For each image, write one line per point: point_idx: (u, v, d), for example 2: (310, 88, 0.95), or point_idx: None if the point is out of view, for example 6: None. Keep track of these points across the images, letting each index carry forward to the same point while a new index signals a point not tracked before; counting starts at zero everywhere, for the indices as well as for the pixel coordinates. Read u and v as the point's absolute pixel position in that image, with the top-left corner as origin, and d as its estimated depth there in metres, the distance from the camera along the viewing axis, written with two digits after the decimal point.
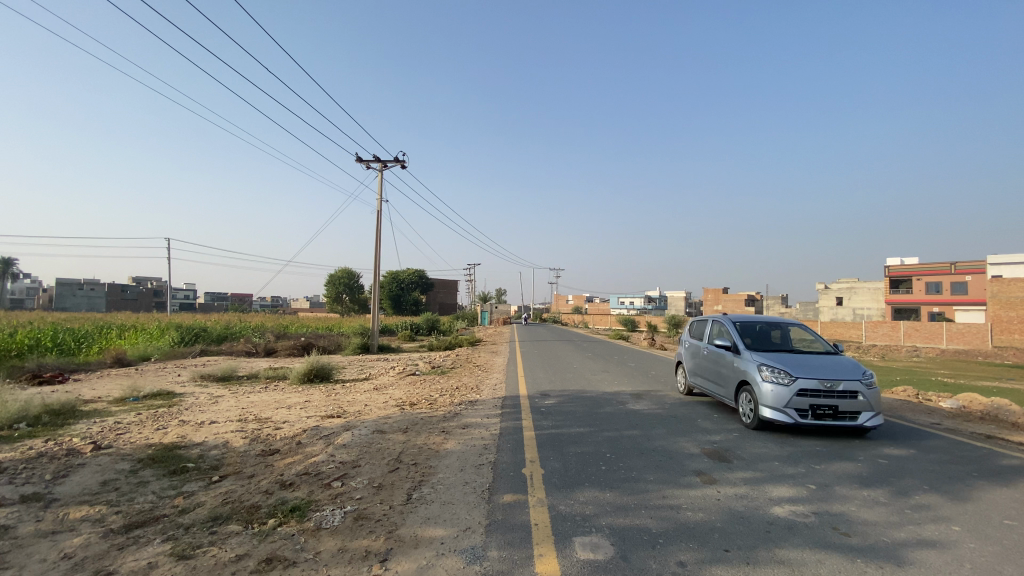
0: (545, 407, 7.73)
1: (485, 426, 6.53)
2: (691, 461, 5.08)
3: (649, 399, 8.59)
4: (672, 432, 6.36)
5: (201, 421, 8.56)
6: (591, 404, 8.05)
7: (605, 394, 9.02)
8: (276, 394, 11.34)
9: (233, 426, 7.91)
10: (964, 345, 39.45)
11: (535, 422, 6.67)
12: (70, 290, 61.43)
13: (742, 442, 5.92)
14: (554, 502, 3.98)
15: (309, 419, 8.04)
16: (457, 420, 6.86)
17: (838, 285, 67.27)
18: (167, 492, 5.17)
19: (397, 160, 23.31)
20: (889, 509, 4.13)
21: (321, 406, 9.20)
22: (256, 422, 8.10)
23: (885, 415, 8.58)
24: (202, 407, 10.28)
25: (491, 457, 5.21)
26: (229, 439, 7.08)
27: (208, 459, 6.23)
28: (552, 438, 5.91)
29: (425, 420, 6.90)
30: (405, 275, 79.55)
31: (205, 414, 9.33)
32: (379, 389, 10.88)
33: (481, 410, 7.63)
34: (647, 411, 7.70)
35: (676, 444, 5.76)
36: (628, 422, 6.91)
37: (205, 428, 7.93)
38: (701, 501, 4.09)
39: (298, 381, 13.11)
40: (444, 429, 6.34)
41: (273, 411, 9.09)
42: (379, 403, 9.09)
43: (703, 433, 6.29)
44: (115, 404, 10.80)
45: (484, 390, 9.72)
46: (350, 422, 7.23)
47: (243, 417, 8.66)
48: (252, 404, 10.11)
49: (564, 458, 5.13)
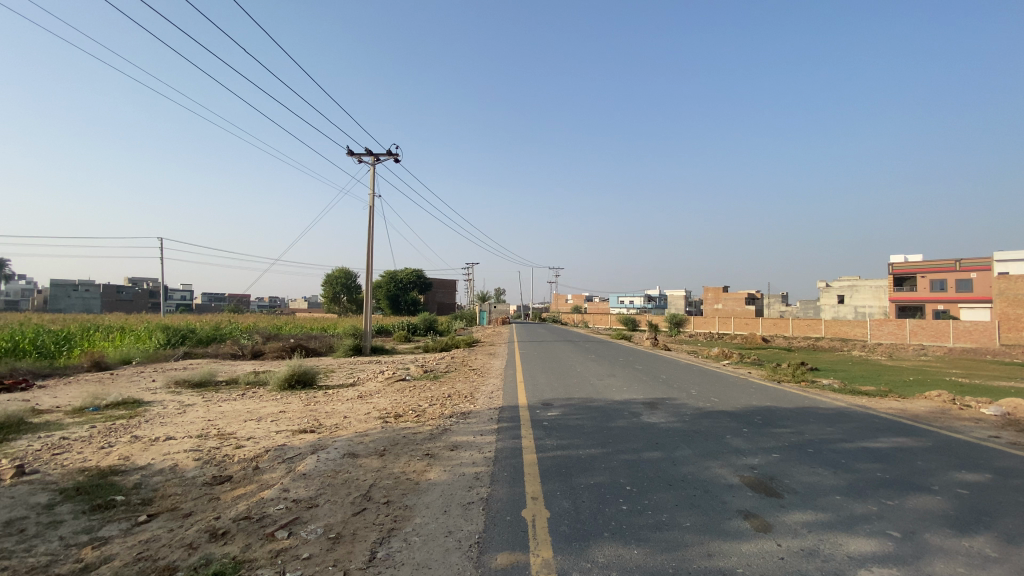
0: (547, 422, 6.66)
1: (477, 447, 5.49)
2: (733, 497, 4.07)
3: (664, 409, 7.61)
4: (700, 452, 5.37)
5: (154, 437, 7.48)
6: (600, 416, 7.02)
7: (614, 404, 7.98)
8: (251, 402, 10.27)
9: (190, 444, 6.86)
10: (972, 344, 38.42)
11: (537, 441, 5.67)
12: (64, 291, 59.81)
13: (786, 467, 4.92)
14: (564, 566, 2.97)
15: (276, 435, 7.00)
16: (444, 440, 5.82)
17: (840, 282, 66.42)
18: (77, 540, 4.15)
19: (391, 154, 22.53)
20: (1008, 569, 3.12)
21: (295, 418, 8.15)
22: (216, 439, 7.04)
23: (932, 426, 7.59)
24: (166, 418, 9.18)
25: (484, 492, 4.16)
26: (177, 462, 6.04)
27: (144, 490, 5.21)
28: (558, 463, 4.92)
29: (407, 440, 5.86)
30: (404, 275, 78.50)
31: (163, 428, 8.24)
32: (362, 397, 9.79)
33: (473, 425, 6.58)
34: (666, 424, 6.67)
35: (709, 471, 4.74)
36: (645, 438, 5.90)
37: (156, 446, 6.86)
38: (761, 563, 3.07)
39: (278, 386, 12.06)
40: (428, 452, 5.30)
41: (239, 424, 8.01)
42: (359, 415, 8.02)
43: (737, 454, 5.29)
44: (72, 415, 9.69)
45: (480, 399, 8.67)
46: (320, 442, 6.19)
47: (205, 432, 7.62)
48: (220, 416, 9.02)
49: (574, 494, 4.11)
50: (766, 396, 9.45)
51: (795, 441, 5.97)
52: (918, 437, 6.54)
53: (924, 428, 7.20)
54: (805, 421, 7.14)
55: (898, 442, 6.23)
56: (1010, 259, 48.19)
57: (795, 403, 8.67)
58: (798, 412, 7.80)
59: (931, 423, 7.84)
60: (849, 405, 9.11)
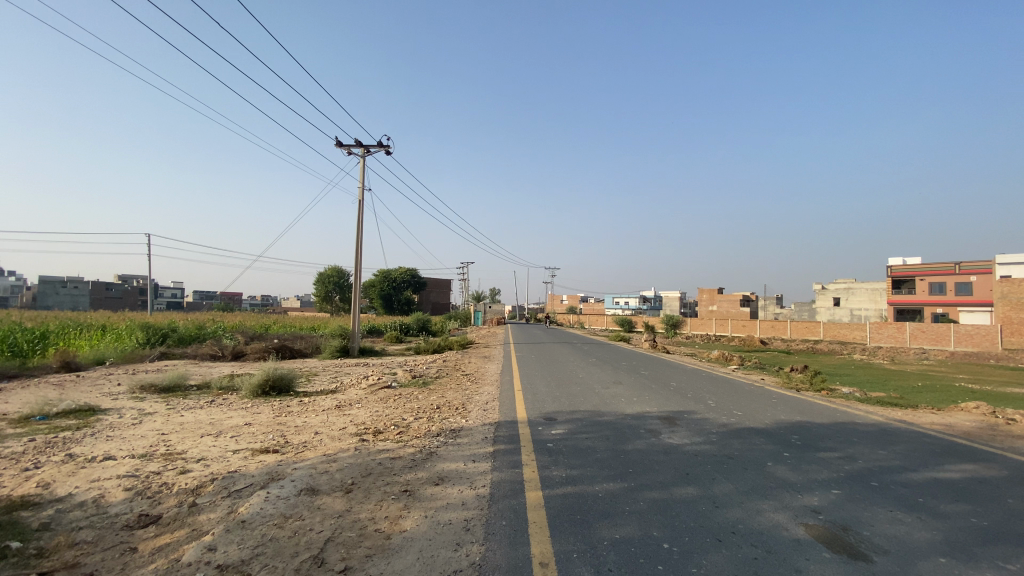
0: (552, 443, 5.65)
1: (468, 481, 4.42)
2: (807, 562, 3.07)
3: (687, 427, 6.60)
4: (746, 488, 4.35)
5: (90, 456, 6.32)
6: (614, 437, 5.97)
7: (627, 419, 6.94)
8: (218, 412, 9.15)
9: (127, 467, 5.72)
10: (973, 347, 37.70)
11: (543, 472, 4.64)
12: (52, 287, 58.37)
13: (857, 512, 3.93)
14: None
15: (233, 457, 5.91)
16: (428, 469, 4.75)
17: (836, 285, 65.94)
18: None
19: (382, 146, 21.57)
20: None
21: (259, 435, 7.02)
22: (161, 461, 5.91)
23: (990, 447, 6.65)
24: (116, 430, 8.01)
25: (475, 554, 3.12)
26: (103, 493, 4.93)
27: (49, 535, 4.09)
28: (570, 506, 3.88)
29: (383, 469, 4.79)
30: (398, 274, 77.28)
31: (107, 443, 7.09)
32: (341, 407, 8.71)
33: (464, 447, 5.53)
34: (694, 448, 5.62)
35: (764, 518, 3.72)
36: (673, 467, 4.88)
37: (87, 469, 5.74)
38: None
39: (251, 393, 10.90)
40: (406, 488, 4.24)
41: (192, 441, 6.87)
42: (333, 430, 6.94)
43: (793, 492, 4.28)
44: (11, 425, 8.53)
45: (472, 412, 7.61)
46: (277, 469, 5.11)
47: (152, 450, 6.47)
48: (176, 429, 7.86)
49: (597, 557, 3.08)
50: (791, 408, 8.49)
51: (851, 471, 4.97)
52: (989, 465, 5.54)
53: (986, 451, 6.26)
54: (851, 442, 6.13)
55: (968, 470, 5.29)
56: (1011, 262, 47.54)
57: (829, 418, 7.66)
58: (837, 430, 6.82)
59: (989, 443, 6.87)
60: (886, 419, 8.16)
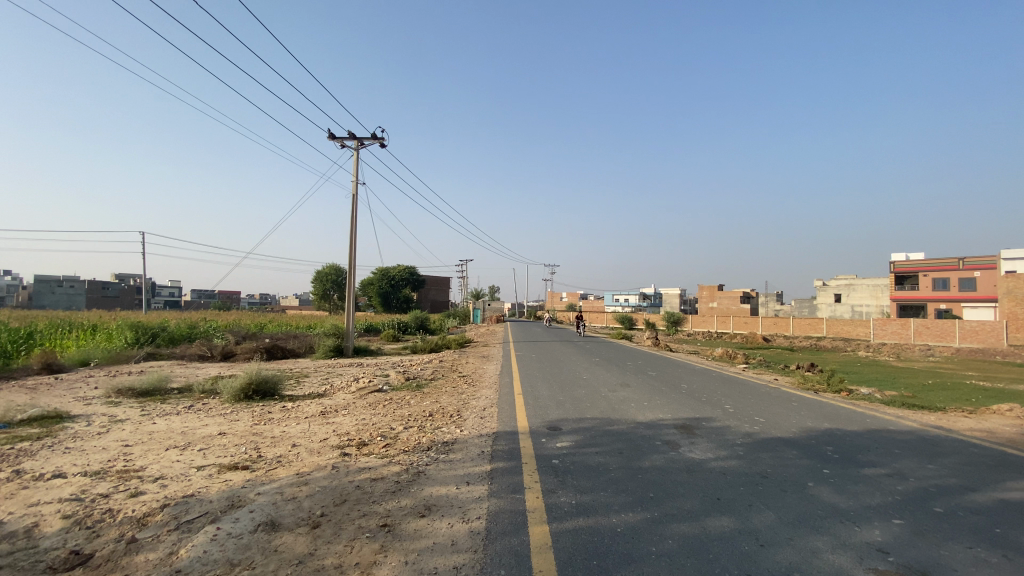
0: (558, 460, 4.95)
1: (459, 512, 3.70)
2: None
3: (710, 438, 5.88)
4: (794, 519, 3.63)
5: (35, 474, 5.56)
6: (628, 451, 5.26)
7: (640, 429, 6.22)
8: (193, 419, 8.42)
9: (73, 488, 5.00)
10: (979, 344, 36.91)
11: (550, 500, 3.92)
12: (48, 287, 57.62)
13: (931, 552, 3.22)
14: None
15: (195, 476, 5.18)
16: (414, 496, 4.02)
17: (838, 281, 65.30)
18: None
19: (376, 138, 20.85)
20: None
21: (231, 447, 6.31)
22: (114, 481, 5.19)
23: None
24: (78, 441, 7.29)
25: None
26: (34, 524, 4.20)
27: None
28: (583, 545, 3.18)
29: (360, 495, 4.07)
30: (394, 272, 76.53)
31: (61, 456, 6.36)
32: (326, 415, 7.98)
33: (458, 465, 4.83)
34: (721, 464, 4.89)
35: (823, 562, 3.02)
36: (701, 490, 4.16)
37: (26, 490, 5.00)
38: None
39: (233, 398, 10.18)
40: (385, 523, 3.51)
41: (154, 456, 6.11)
42: (313, 442, 6.23)
43: (851, 525, 3.57)
44: None
45: (468, 421, 6.90)
46: (239, 494, 4.37)
47: (108, 466, 5.74)
48: (142, 440, 7.10)
49: None
50: (816, 414, 7.76)
51: (906, 494, 4.26)
52: None
53: None
54: (896, 456, 5.40)
55: None
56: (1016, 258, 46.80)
57: (861, 425, 6.91)
58: (875, 439, 6.12)
59: None
60: (921, 425, 7.45)
